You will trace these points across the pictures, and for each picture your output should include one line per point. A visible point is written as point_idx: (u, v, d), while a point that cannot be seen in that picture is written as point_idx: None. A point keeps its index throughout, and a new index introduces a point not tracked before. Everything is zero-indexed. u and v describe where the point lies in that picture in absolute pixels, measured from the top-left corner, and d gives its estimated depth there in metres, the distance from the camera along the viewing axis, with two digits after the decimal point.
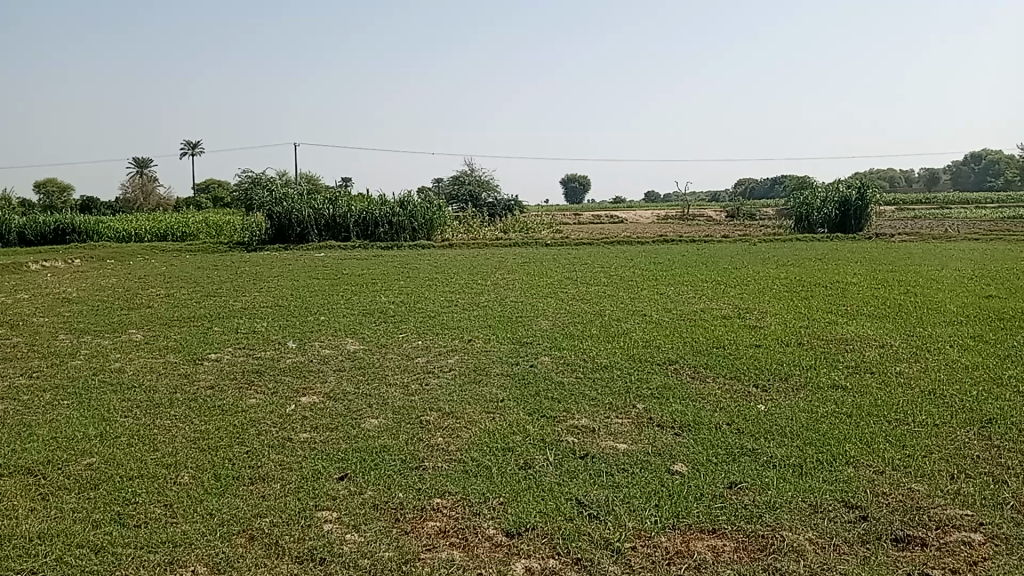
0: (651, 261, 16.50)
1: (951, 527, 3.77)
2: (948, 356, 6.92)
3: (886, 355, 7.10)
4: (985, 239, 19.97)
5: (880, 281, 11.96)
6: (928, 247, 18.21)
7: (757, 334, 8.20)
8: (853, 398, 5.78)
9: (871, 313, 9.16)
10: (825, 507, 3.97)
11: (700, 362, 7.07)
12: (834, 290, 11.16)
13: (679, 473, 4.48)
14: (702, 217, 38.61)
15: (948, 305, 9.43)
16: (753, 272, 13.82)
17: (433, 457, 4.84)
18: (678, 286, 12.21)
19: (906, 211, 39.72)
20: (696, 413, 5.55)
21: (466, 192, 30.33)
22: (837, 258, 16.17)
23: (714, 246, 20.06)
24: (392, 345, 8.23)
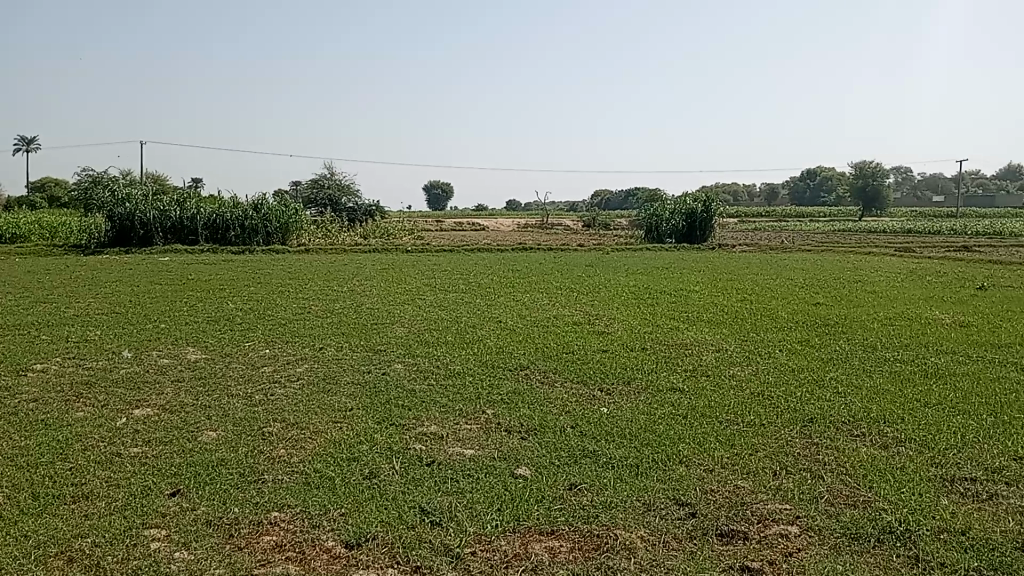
0: (508, 267, 16.76)
1: (771, 521, 3.98)
2: (778, 360, 7.38)
3: (721, 358, 7.50)
4: (816, 250, 21.49)
5: (720, 289, 12.63)
6: (766, 257, 19.41)
7: (605, 339, 8.46)
8: (689, 400, 6.07)
9: (711, 319, 9.65)
10: (657, 506, 4.14)
11: (551, 367, 7.22)
12: (679, 297, 11.65)
13: (522, 476, 4.55)
14: (560, 226, 39.52)
15: (779, 312, 10.06)
16: (606, 280, 14.28)
17: (274, 469, 4.70)
18: (534, 293, 12.44)
19: (745, 224, 42.08)
20: (543, 417, 5.67)
21: (325, 196, 29.72)
22: (683, 267, 16.97)
23: (569, 254, 20.55)
24: (237, 354, 7.94)
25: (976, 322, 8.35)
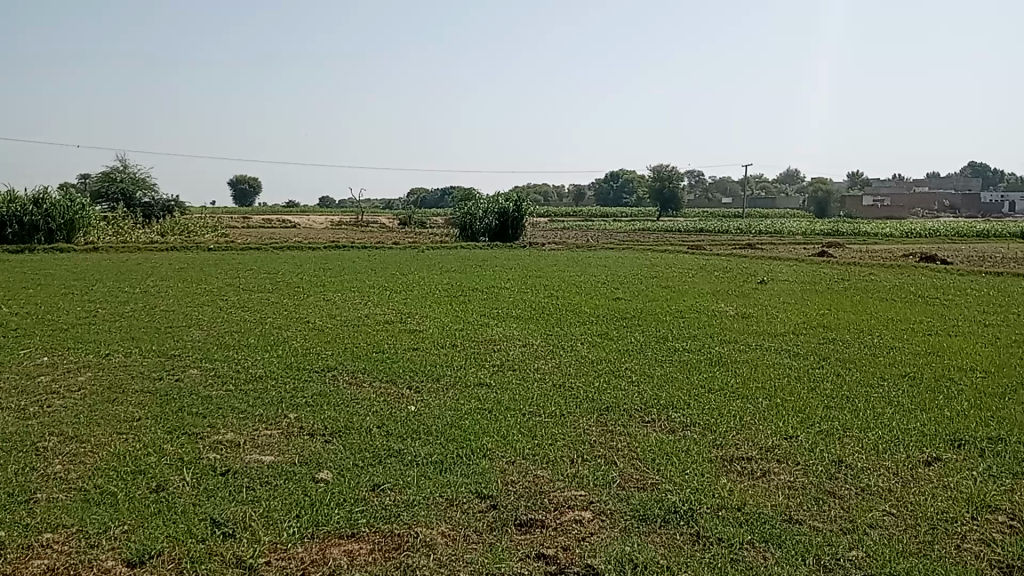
0: (319, 266, 16.36)
1: (567, 508, 4.08)
2: (580, 352, 7.62)
3: (527, 353, 7.65)
4: (619, 248, 22.59)
5: (529, 286, 12.96)
6: (573, 255, 20.16)
7: (415, 337, 8.44)
8: (494, 395, 6.15)
9: (519, 315, 9.87)
10: (459, 501, 4.17)
11: (359, 367, 7.10)
12: (489, 294, 11.84)
13: (324, 480, 4.45)
14: (374, 224, 39.10)
15: (583, 306, 10.46)
16: (417, 278, 14.26)
17: (48, 487, 4.31)
18: (344, 292, 12.20)
19: (555, 222, 43.52)
20: (347, 418, 5.57)
21: (117, 190, 27.67)
22: (495, 264, 17.28)
23: (382, 252, 20.35)
24: (9, 363, 7.22)
25: (756, 313, 9.06)
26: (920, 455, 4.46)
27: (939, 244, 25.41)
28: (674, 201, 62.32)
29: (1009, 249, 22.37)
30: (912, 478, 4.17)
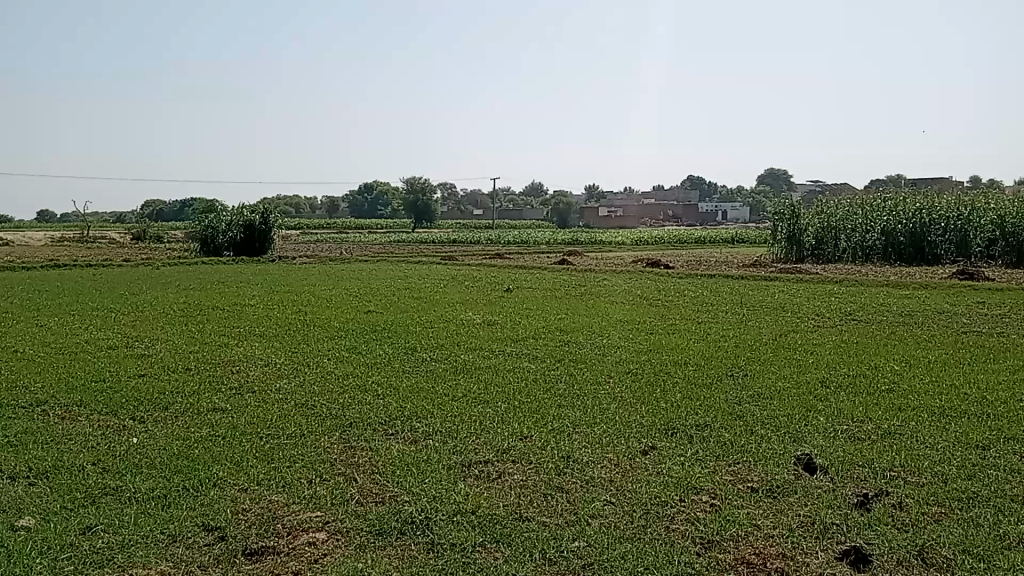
0: (34, 289, 14.66)
1: (301, 531, 3.86)
2: (326, 367, 7.27)
3: (268, 373, 7.15)
4: (370, 260, 22.43)
5: (275, 301, 12.45)
6: (324, 268, 19.73)
7: (143, 362, 7.77)
8: (229, 419, 5.71)
9: (263, 332, 9.42)
10: (183, 535, 3.86)
11: (74, 399, 6.39)
12: (230, 312, 11.21)
13: (24, 527, 3.95)
14: (103, 239, 35.85)
15: (331, 320, 10.20)
16: (152, 297, 13.23)
17: None
18: (62, 316, 11.01)
19: (306, 236, 42.39)
20: (57, 458, 4.99)
21: None
22: (239, 280, 16.45)
23: (110, 271, 18.68)
24: None
25: (501, 321, 9.31)
26: (639, 445, 4.80)
27: (665, 249, 27.86)
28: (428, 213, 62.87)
29: (723, 253, 24.95)
30: (631, 467, 4.47)
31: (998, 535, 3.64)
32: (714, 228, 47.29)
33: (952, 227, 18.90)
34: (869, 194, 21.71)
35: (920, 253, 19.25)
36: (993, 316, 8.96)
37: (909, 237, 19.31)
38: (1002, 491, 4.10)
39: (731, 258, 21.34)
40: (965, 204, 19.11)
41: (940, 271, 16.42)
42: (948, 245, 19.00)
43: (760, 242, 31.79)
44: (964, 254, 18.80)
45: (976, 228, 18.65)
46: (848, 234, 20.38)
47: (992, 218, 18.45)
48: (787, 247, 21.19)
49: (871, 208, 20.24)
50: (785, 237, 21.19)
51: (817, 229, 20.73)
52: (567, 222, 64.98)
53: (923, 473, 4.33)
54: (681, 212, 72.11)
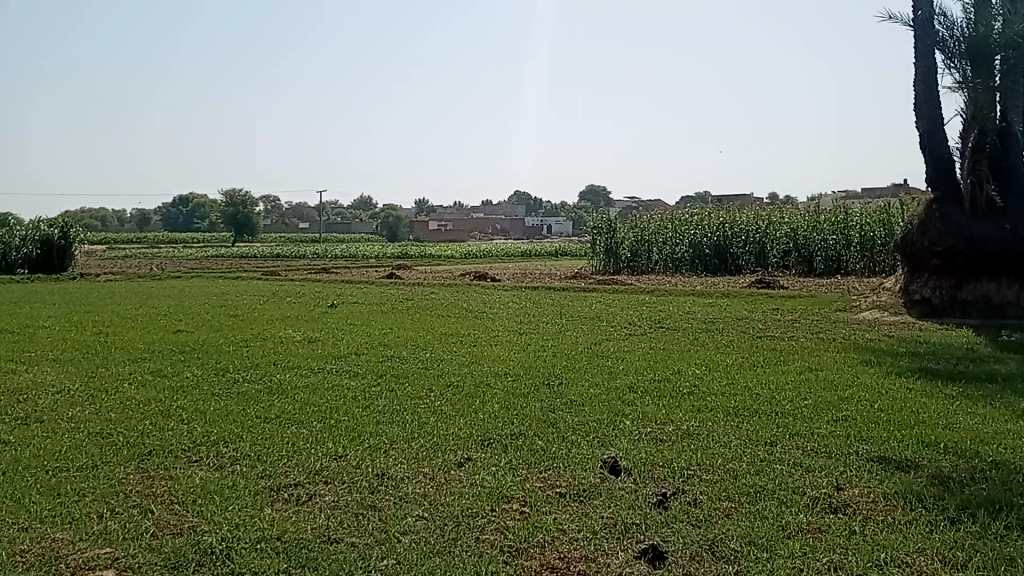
0: None
1: (87, 570, 3.58)
2: (128, 392, 6.82)
3: (61, 400, 6.62)
4: (185, 277, 21.28)
5: (73, 323, 11.53)
6: (133, 286, 18.52)
7: None
8: (12, 452, 5.23)
9: (57, 357, 8.70)
10: None
11: None
12: (20, 336, 10.27)
13: None
14: None
15: (136, 341, 9.57)
16: None
17: None
18: None
19: (115, 251, 39.74)
20: None
21: None
22: (34, 300, 15.13)
23: None
24: None
25: (320, 337, 9.10)
26: (454, 458, 4.82)
27: (492, 263, 28.25)
28: (249, 226, 60.53)
29: (548, 265, 25.62)
30: (445, 481, 4.47)
31: (779, 525, 3.94)
32: (541, 242, 48.50)
33: (751, 239, 20.35)
34: (679, 208, 23.01)
35: (723, 263, 20.64)
36: (785, 322, 9.74)
37: (715, 250, 20.63)
38: (785, 484, 4.44)
39: (554, 271, 22.01)
40: (762, 218, 20.64)
41: (742, 280, 17.73)
42: (748, 255, 20.41)
43: (582, 255, 32.93)
44: (763, 263, 20.30)
45: (772, 240, 20.19)
46: (659, 246, 21.45)
47: (788, 231, 20.13)
48: (605, 259, 22.15)
49: (679, 222, 21.41)
50: (602, 249, 22.16)
51: (631, 241, 21.82)
52: (396, 236, 64.57)
53: (717, 470, 4.62)
54: (508, 227, 73.27)
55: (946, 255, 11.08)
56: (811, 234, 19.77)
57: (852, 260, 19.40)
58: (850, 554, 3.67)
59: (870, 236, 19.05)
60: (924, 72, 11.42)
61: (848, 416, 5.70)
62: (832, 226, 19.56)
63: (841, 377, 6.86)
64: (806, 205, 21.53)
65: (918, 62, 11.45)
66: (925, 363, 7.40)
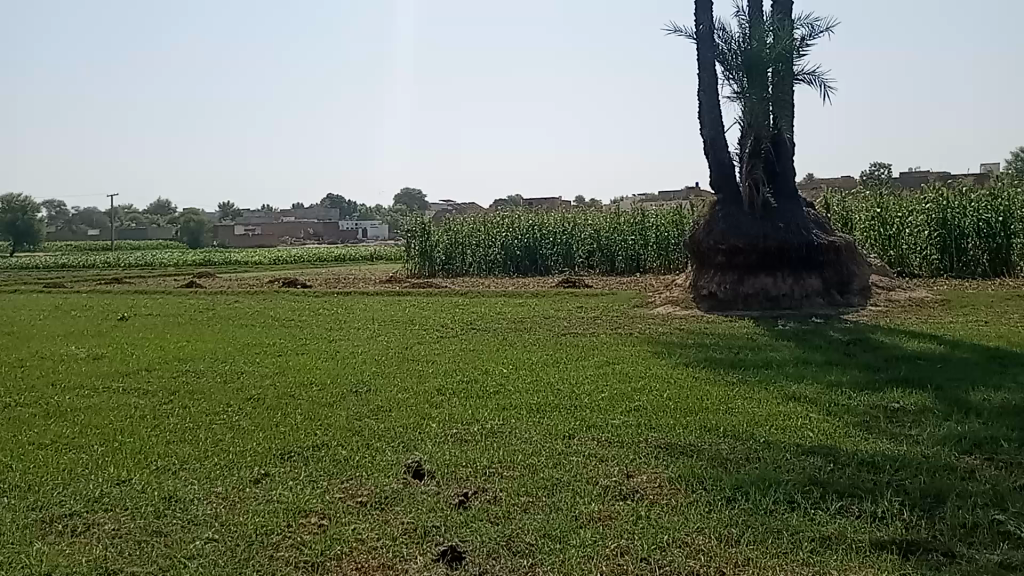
0: None
1: None
2: None
3: None
4: None
5: None
6: None
7: None
8: None
9: None
10: None
11: None
12: None
13: None
14: None
15: None
16: None
17: None
18: None
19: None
20: None
21: None
22: None
23: None
24: None
25: (110, 354, 8.50)
26: (251, 474, 4.67)
27: (304, 269, 27.52)
28: (30, 233, 55.44)
29: (363, 269, 25.30)
30: (241, 498, 4.33)
31: (572, 516, 4.12)
32: (355, 246, 47.74)
33: (559, 241, 21.12)
34: (491, 211, 23.43)
35: (534, 263, 21.30)
36: (589, 319, 10.17)
37: (525, 251, 21.32)
38: (579, 476, 4.65)
39: (368, 276, 21.80)
40: (568, 220, 21.39)
41: (548, 280, 18.45)
42: (556, 257, 21.17)
43: (398, 258, 32.69)
44: (570, 263, 21.08)
45: (578, 241, 20.98)
46: (472, 249, 21.88)
47: (591, 232, 20.96)
48: (418, 263, 22.29)
49: (491, 225, 21.90)
50: (416, 253, 22.28)
51: (444, 244, 22.07)
52: (198, 240, 60.89)
53: (517, 467, 4.76)
54: (322, 231, 71.34)
55: (729, 253, 12.01)
56: (613, 234, 20.66)
57: (649, 259, 20.18)
58: (635, 538, 3.90)
59: (666, 235, 19.89)
60: (706, 82, 12.25)
61: (641, 407, 6.05)
62: (631, 226, 20.45)
63: (637, 370, 7.27)
64: (610, 207, 22.40)
65: (700, 73, 12.28)
66: (712, 354, 7.98)
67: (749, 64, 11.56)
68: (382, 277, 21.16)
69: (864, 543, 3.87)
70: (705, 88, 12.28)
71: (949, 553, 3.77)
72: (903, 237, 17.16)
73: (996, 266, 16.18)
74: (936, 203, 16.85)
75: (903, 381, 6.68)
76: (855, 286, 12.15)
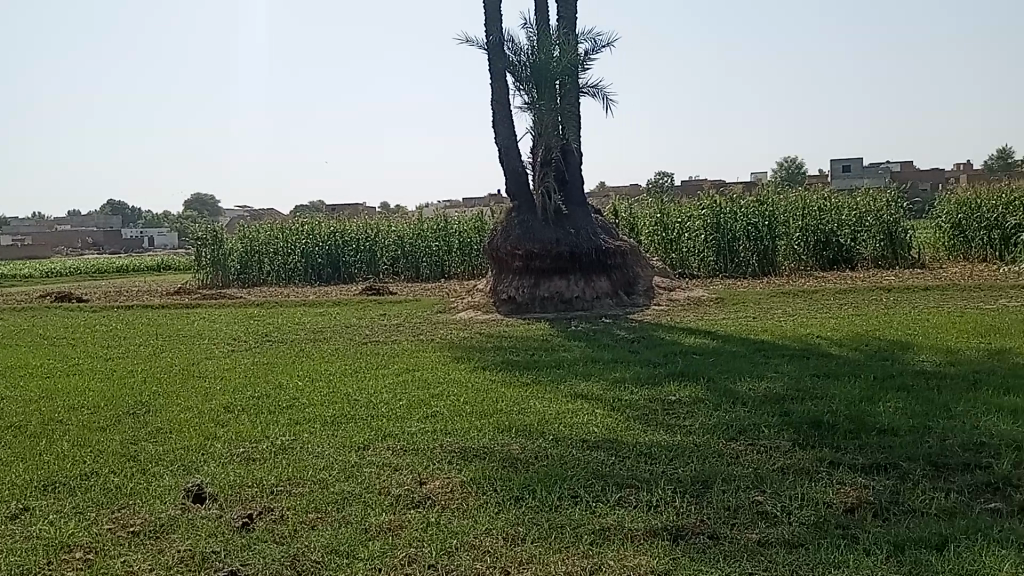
0: None
1: None
2: None
3: None
4: None
5: None
6: None
7: None
8: None
9: None
10: None
11: None
12: None
13: None
14: None
15: None
16: None
17: None
18: None
19: None
20: None
21: None
22: None
23: None
24: None
25: None
26: (7, 511, 4.26)
27: (83, 281, 25.41)
28: None
29: (151, 280, 23.75)
30: None
31: (362, 528, 4.06)
32: (141, 256, 44.72)
33: (361, 248, 20.86)
34: (291, 217, 22.75)
35: (336, 271, 20.92)
36: (391, 326, 10.13)
37: (327, 259, 20.90)
38: (371, 486, 4.61)
39: (157, 287, 20.53)
40: (371, 226, 21.18)
41: (351, 288, 18.24)
42: (359, 265, 20.90)
43: (188, 267, 30.97)
44: (373, 270, 20.89)
45: (381, 248, 20.84)
46: (270, 258, 21.18)
47: (395, 239, 20.86)
48: (211, 272, 21.30)
49: (289, 232, 21.26)
50: (208, 262, 21.26)
51: (240, 253, 21.26)
52: None
53: (306, 483, 4.63)
54: (103, 239, 66.12)
55: (525, 258, 12.39)
56: (416, 241, 20.68)
57: (454, 265, 20.45)
58: (424, 544, 3.90)
59: (469, 241, 20.23)
60: (498, 91, 12.54)
61: (438, 412, 6.10)
62: (434, 233, 20.58)
63: (435, 375, 7.31)
64: (414, 213, 22.39)
65: (493, 83, 12.56)
66: (508, 356, 8.18)
67: (538, 75, 11.97)
68: (172, 288, 20.01)
69: (641, 531, 4.10)
70: (497, 97, 12.56)
71: (715, 535, 4.06)
72: (684, 241, 18.40)
73: (765, 265, 17.90)
74: (711, 209, 18.22)
75: (681, 374, 7.16)
76: (641, 287, 12.93)
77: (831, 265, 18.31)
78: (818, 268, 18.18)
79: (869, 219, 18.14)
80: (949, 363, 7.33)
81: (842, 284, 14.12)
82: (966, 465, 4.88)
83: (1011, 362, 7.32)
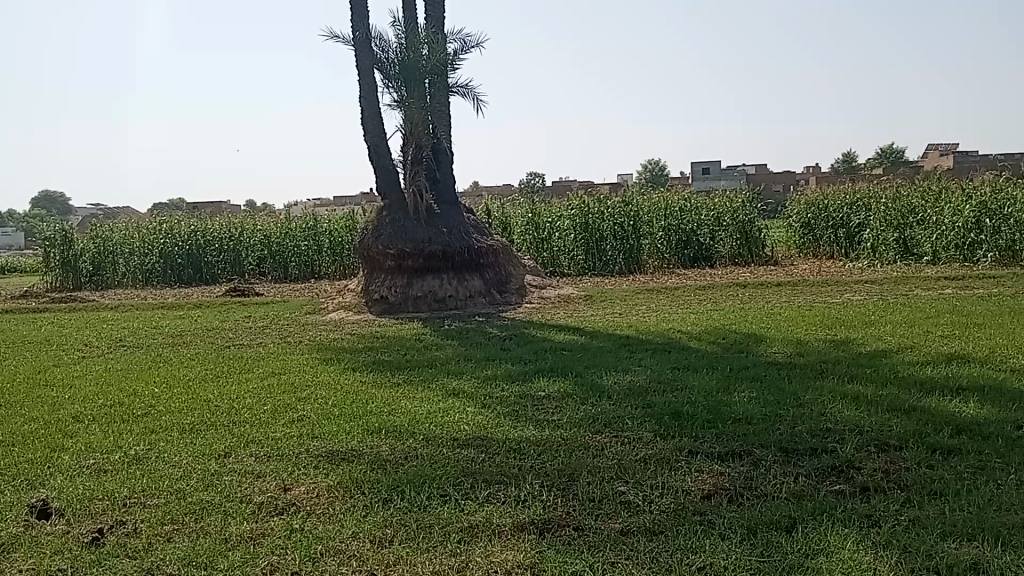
0: None
1: None
2: None
3: None
4: None
5: None
6: None
7: None
8: None
9: None
10: None
11: None
12: None
13: None
14: None
15: None
16: None
17: None
18: None
19: None
20: None
21: None
22: None
23: None
24: None
25: None
26: None
27: None
28: None
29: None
30: None
31: (222, 538, 3.93)
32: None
33: (225, 248, 20.15)
34: (148, 216, 21.70)
35: (198, 273, 20.09)
36: (257, 328, 9.85)
37: (187, 259, 20.04)
38: (232, 495, 4.45)
39: None
40: (235, 225, 20.48)
41: (213, 289, 17.59)
42: (223, 265, 20.19)
43: (34, 270, 28.94)
44: (238, 271, 20.20)
45: (247, 248, 20.19)
46: (126, 258, 20.12)
47: (261, 238, 20.25)
48: (61, 274, 20.13)
49: (147, 231, 20.26)
50: (57, 264, 20.08)
51: (92, 254, 20.13)
52: None
53: (162, 494, 4.44)
54: None
55: (397, 258, 12.31)
56: (283, 240, 20.14)
57: (324, 265, 20.09)
58: (288, 552, 3.81)
59: (340, 240, 19.90)
60: (366, 87, 12.38)
61: (304, 416, 5.97)
62: (303, 231, 20.13)
63: (302, 379, 7.14)
64: (280, 212, 21.81)
65: (360, 79, 12.39)
66: (378, 357, 8.10)
67: (406, 73, 11.91)
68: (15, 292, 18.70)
69: (508, 527, 4.15)
70: (365, 94, 12.40)
71: (580, 526, 4.16)
72: (554, 241, 18.73)
73: (631, 264, 18.51)
74: (580, 209, 18.67)
75: (550, 370, 7.29)
76: (512, 285, 13.08)
77: (692, 262, 19.08)
78: (680, 265, 18.90)
79: (726, 219, 19.08)
80: (799, 355, 7.78)
81: (702, 281, 14.72)
82: (812, 450, 5.20)
83: (853, 352, 7.86)
